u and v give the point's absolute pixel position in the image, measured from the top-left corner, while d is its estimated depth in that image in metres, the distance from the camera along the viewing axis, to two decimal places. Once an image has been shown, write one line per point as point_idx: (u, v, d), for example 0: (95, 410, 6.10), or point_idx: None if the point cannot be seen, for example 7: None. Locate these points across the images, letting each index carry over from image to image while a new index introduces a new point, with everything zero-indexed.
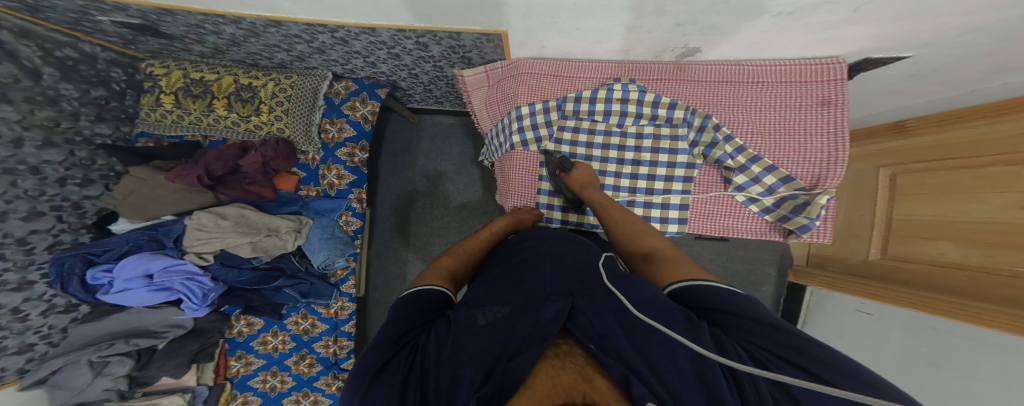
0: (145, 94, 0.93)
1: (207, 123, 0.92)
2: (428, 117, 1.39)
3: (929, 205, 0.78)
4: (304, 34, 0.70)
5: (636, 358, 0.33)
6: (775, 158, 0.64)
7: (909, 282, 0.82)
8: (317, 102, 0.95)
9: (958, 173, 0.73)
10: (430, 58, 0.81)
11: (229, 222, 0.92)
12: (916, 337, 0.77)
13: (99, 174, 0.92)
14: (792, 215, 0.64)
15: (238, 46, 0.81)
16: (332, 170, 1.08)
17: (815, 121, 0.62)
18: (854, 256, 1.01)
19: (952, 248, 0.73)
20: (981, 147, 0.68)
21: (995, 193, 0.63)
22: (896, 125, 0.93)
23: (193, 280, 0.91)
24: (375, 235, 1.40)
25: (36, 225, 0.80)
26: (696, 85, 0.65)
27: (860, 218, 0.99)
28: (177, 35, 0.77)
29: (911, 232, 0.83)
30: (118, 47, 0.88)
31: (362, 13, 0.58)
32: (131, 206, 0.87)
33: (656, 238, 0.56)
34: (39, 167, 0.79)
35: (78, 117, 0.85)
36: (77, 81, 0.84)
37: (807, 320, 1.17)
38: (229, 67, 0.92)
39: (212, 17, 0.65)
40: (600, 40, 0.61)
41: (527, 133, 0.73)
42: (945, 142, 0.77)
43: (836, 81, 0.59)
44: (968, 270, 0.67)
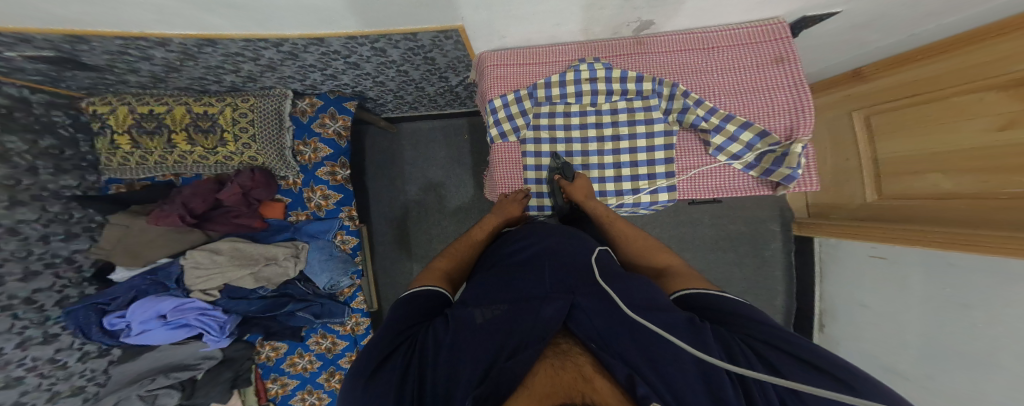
0: (98, 137, 0.86)
1: (173, 160, 0.89)
2: (404, 125, 1.37)
3: (912, 142, 0.79)
4: (246, 51, 0.67)
5: (637, 357, 0.34)
6: (747, 115, 0.63)
7: (912, 219, 0.83)
8: (284, 124, 0.93)
9: (931, 106, 0.74)
10: (391, 63, 0.79)
11: (224, 256, 0.91)
12: (934, 274, 0.77)
13: (82, 227, 0.89)
14: (775, 168, 0.63)
15: (177, 71, 0.76)
16: (317, 191, 1.06)
17: (775, 77, 0.62)
18: (853, 200, 1.01)
19: (944, 179, 0.73)
20: (939, 83, 0.70)
21: (976, 120, 0.64)
22: (855, 72, 0.94)
23: (206, 314, 0.89)
24: (376, 249, 1.39)
25: (36, 284, 0.79)
26: (658, 57, 0.65)
27: (846, 163, 1.01)
28: (102, 65, 0.70)
29: (901, 168, 0.84)
30: (48, 87, 0.79)
31: (309, 23, 0.55)
32: (123, 255, 0.86)
33: (669, 255, 0.58)
34: (16, 227, 0.75)
35: (36, 171, 0.80)
36: (19, 130, 0.76)
37: (823, 272, 1.17)
38: (177, 96, 0.87)
39: (133, 41, 0.59)
40: (559, 22, 0.60)
41: (504, 124, 0.71)
42: (905, 83, 0.79)
43: (782, 38, 0.61)
44: (973, 198, 0.67)
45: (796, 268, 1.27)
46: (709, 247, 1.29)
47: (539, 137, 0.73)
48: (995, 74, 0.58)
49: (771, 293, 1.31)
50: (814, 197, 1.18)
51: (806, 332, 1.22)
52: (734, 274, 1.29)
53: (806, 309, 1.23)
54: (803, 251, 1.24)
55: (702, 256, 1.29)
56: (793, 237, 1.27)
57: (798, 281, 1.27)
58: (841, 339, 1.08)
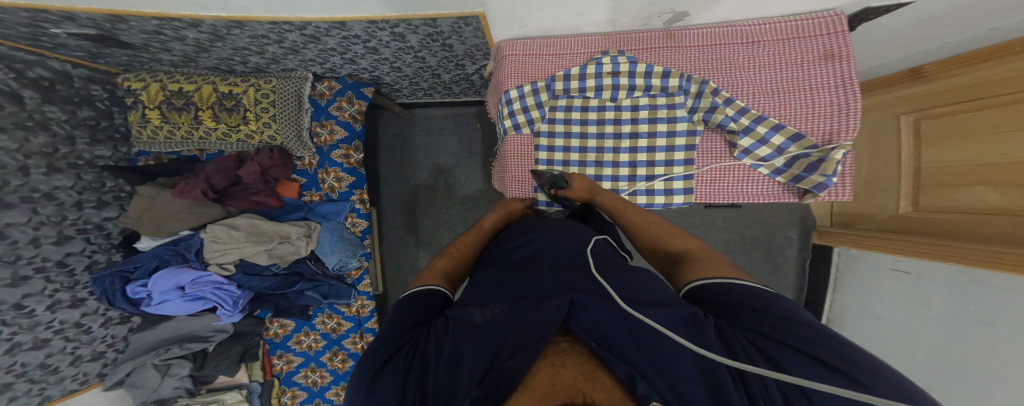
0: (132, 111, 0.90)
1: (199, 136, 0.91)
2: (418, 111, 1.37)
3: (959, 150, 0.75)
4: (271, 34, 0.68)
5: (640, 359, 0.33)
6: (782, 116, 0.60)
7: (949, 234, 0.78)
8: (303, 104, 0.94)
9: (994, 111, 0.66)
10: (409, 48, 0.79)
11: (242, 231, 0.94)
12: (954, 293, 0.74)
13: (112, 196, 0.93)
14: (806, 174, 0.60)
15: (207, 52, 0.79)
16: (330, 173, 1.08)
17: (820, 75, 0.58)
18: (882, 211, 0.97)
19: (993, 193, 0.68)
20: (992, 88, 0.66)
21: (1017, 133, 0.61)
22: (913, 71, 0.87)
23: (221, 289, 0.94)
24: (384, 233, 1.40)
25: (68, 248, 0.84)
26: (690, 51, 0.62)
27: (884, 171, 0.96)
28: (139, 44, 0.74)
29: (943, 179, 0.79)
30: (88, 63, 0.84)
31: (330, 7, 0.55)
32: (150, 224, 0.90)
33: (687, 239, 0.55)
34: (52, 193, 0.80)
35: (74, 140, 0.84)
36: (61, 101, 0.81)
37: (835, 283, 1.14)
38: (205, 75, 0.89)
39: (168, 21, 0.62)
40: (584, 12, 0.58)
41: (519, 116, 0.71)
42: (959, 86, 0.74)
43: (835, 33, 0.57)
44: (1015, 215, 0.63)
45: (807, 278, 1.24)
46: (721, 252, 1.26)
47: (554, 130, 0.71)
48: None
49: None
50: (841, 205, 1.13)
51: None
52: None
53: (813, 319, 1.20)
54: (822, 258, 1.19)
55: None
56: (811, 244, 1.23)
57: (810, 291, 1.23)
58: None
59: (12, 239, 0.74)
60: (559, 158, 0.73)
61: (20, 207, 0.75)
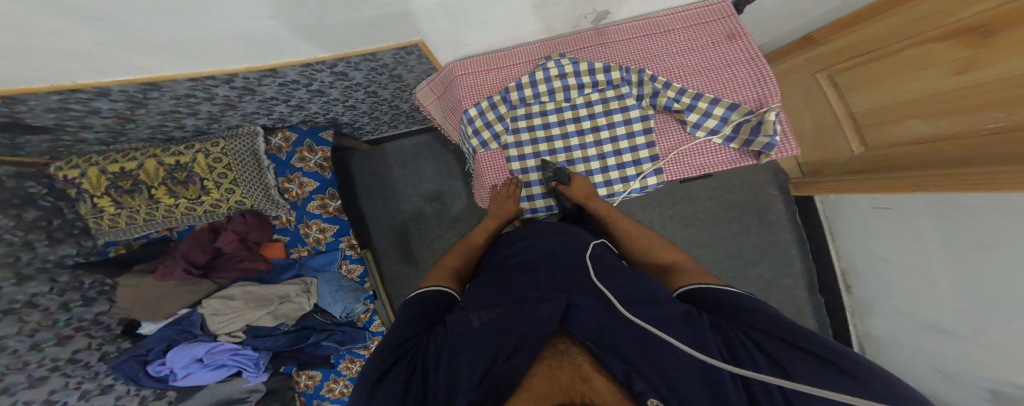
0: (79, 204, 0.85)
1: (161, 215, 0.88)
2: (387, 145, 1.37)
3: (874, 94, 0.81)
4: (196, 91, 0.66)
5: (638, 359, 0.34)
6: (715, 91, 0.64)
7: (921, 163, 0.78)
8: (263, 163, 0.93)
9: (892, 58, 0.75)
10: (357, 85, 0.80)
11: (239, 300, 0.92)
12: (941, 220, 0.76)
13: (96, 290, 0.90)
14: (753, 137, 0.61)
15: (132, 122, 0.76)
16: (312, 226, 1.05)
17: (732, 51, 0.64)
18: (840, 156, 0.99)
19: (924, 124, 0.73)
20: (885, 40, 0.75)
21: (930, 69, 0.67)
22: (806, 39, 0.96)
23: (239, 354, 0.89)
24: (383, 271, 1.36)
25: (74, 345, 0.84)
26: (618, 46, 0.66)
27: (826, 120, 0.97)
28: (49, 125, 0.68)
29: (879, 119, 0.83)
30: (9, 156, 0.72)
31: (250, 54, 0.54)
32: (143, 310, 0.87)
33: (674, 251, 0.56)
34: (33, 300, 0.77)
35: (31, 244, 0.78)
36: (0, 207, 0.72)
37: (833, 229, 1.11)
38: (142, 149, 0.86)
39: (70, 94, 0.57)
40: (518, 24, 0.61)
41: (484, 133, 0.70)
42: (852, 43, 0.82)
43: (729, 16, 0.65)
44: (953, 139, 0.68)
45: (806, 231, 1.21)
46: (714, 219, 1.26)
47: (520, 140, 0.71)
48: (943, 23, 0.63)
49: (787, 258, 1.23)
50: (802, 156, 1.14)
51: (834, 296, 1.15)
52: (744, 244, 1.24)
53: (825, 270, 1.17)
54: (808, 209, 1.19)
55: (706, 231, 1.26)
56: (795, 197, 1.22)
57: (811, 241, 1.20)
58: (875, 299, 1.01)
59: (12, 349, 0.73)
60: (533, 165, 0.72)
61: (7, 318, 0.72)
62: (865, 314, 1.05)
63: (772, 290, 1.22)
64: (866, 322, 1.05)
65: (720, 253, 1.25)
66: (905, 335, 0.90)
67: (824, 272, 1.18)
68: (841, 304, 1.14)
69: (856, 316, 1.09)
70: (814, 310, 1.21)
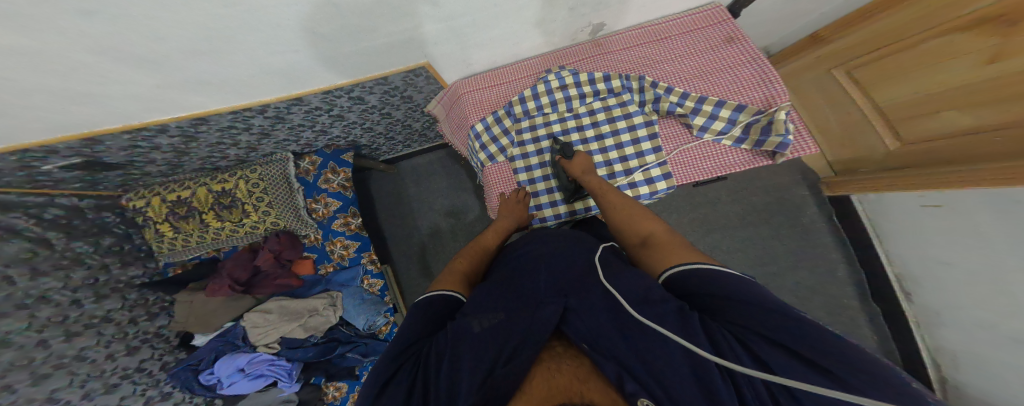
0: (145, 229, 0.95)
1: (210, 237, 0.97)
2: (403, 163, 1.43)
3: (902, 87, 0.78)
4: (235, 122, 0.72)
5: (628, 356, 0.32)
6: (720, 94, 0.62)
7: (971, 158, 0.72)
8: (293, 186, 0.99)
9: (909, 52, 0.74)
10: (372, 108, 0.84)
11: (275, 314, 0.98)
12: (1005, 218, 0.68)
13: (158, 306, 0.99)
14: (764, 137, 0.59)
15: (185, 155, 0.84)
16: (336, 243, 1.09)
17: (733, 54, 0.63)
18: (874, 152, 0.92)
19: (960, 116, 0.70)
20: (900, 33, 0.74)
21: (962, 58, 0.65)
22: (814, 37, 0.94)
23: (275, 364, 0.94)
24: (404, 286, 1.38)
25: (140, 356, 0.91)
26: (617, 54, 0.67)
27: (851, 116, 0.93)
28: (122, 162, 0.79)
29: (911, 112, 0.79)
30: (91, 191, 0.86)
31: (277, 86, 0.58)
32: (198, 324, 0.96)
33: (654, 221, 0.53)
34: (108, 315, 0.87)
35: (108, 267, 0.89)
36: (83, 235, 0.85)
37: (877, 233, 1.02)
38: (195, 178, 0.96)
39: (137, 132, 0.65)
40: (519, 41, 0.62)
41: (490, 147, 0.71)
42: (864, 38, 0.81)
43: (725, 20, 0.65)
44: (998, 130, 0.64)
45: (846, 232, 1.12)
46: (740, 224, 1.19)
47: (526, 151, 0.72)
48: (961, 14, 0.62)
49: (831, 264, 1.13)
50: (830, 153, 1.07)
51: (890, 304, 1.04)
52: (777, 249, 1.16)
53: (876, 276, 1.06)
54: (846, 211, 1.10)
55: (734, 236, 1.18)
56: (829, 199, 1.14)
57: (856, 249, 1.10)
58: (941, 309, 0.90)
59: (91, 358, 0.81)
60: (540, 175, 0.72)
61: (87, 332, 0.82)
62: (932, 325, 0.94)
63: (816, 299, 1.12)
64: (933, 333, 0.94)
65: (750, 260, 1.16)
66: (987, 349, 0.79)
67: (875, 279, 1.06)
68: (901, 314, 1.02)
69: (921, 326, 0.97)
70: (867, 319, 1.09)
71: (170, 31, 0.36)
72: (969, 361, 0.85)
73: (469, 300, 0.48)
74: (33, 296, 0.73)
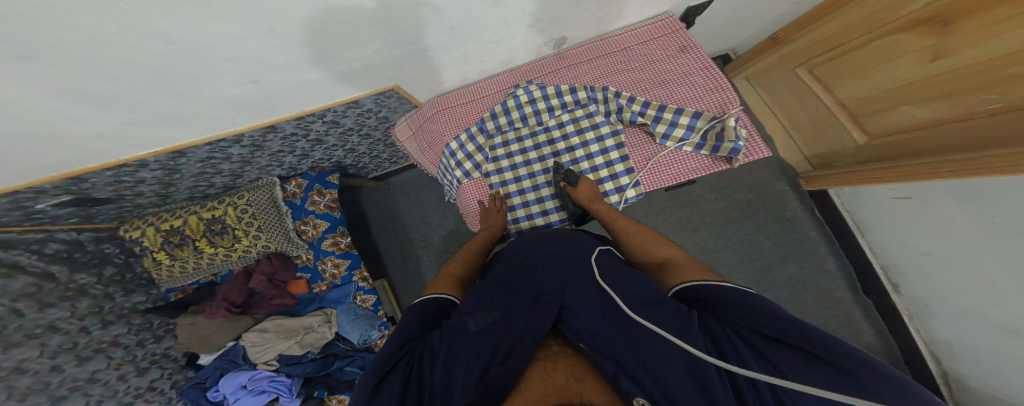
0: (143, 258, 0.95)
1: (205, 263, 0.96)
2: (393, 179, 1.43)
3: (859, 84, 0.80)
4: (214, 153, 0.74)
5: (624, 355, 0.32)
6: (678, 102, 0.63)
7: (936, 149, 0.72)
8: (281, 208, 0.98)
9: (858, 52, 0.76)
10: (349, 130, 0.85)
11: (272, 332, 0.97)
12: (970, 205, 0.69)
13: (163, 329, 0.99)
14: (719, 143, 0.59)
15: (172, 185, 0.84)
16: (327, 262, 1.07)
17: (687, 62, 0.64)
18: (845, 146, 0.92)
19: (917, 109, 0.71)
20: (846, 36, 0.77)
21: (907, 56, 0.67)
22: (774, 39, 0.96)
23: (276, 380, 0.94)
24: (400, 300, 1.37)
25: (150, 376, 0.92)
26: (578, 68, 0.67)
27: (818, 112, 0.94)
28: (112, 195, 0.78)
29: (872, 107, 0.80)
30: (89, 224, 0.85)
31: (248, 117, 0.60)
32: (199, 345, 0.95)
33: (671, 246, 0.53)
34: (115, 340, 0.86)
35: (111, 295, 0.88)
36: (85, 266, 0.84)
37: (859, 224, 1.02)
38: (186, 207, 0.95)
39: (121, 168, 0.66)
40: (483, 59, 0.63)
41: (464, 164, 0.70)
42: (813, 41, 0.84)
43: (677, 30, 0.65)
44: (957, 120, 0.65)
45: (829, 226, 1.11)
46: (727, 222, 1.18)
47: (500, 167, 0.71)
48: (901, 14, 0.64)
49: (819, 257, 1.12)
50: (808, 146, 1.06)
51: (881, 296, 1.03)
52: (766, 244, 1.15)
53: (864, 267, 1.05)
54: (824, 203, 1.10)
55: (724, 231, 1.18)
56: (808, 192, 1.13)
57: (839, 238, 1.09)
58: (930, 298, 0.89)
59: (103, 380, 0.82)
60: (515, 189, 0.72)
61: (97, 356, 0.82)
62: (924, 315, 0.92)
63: (808, 292, 1.11)
64: (928, 325, 0.92)
65: (739, 256, 1.16)
66: (976, 334, 0.78)
67: (863, 269, 1.06)
68: (892, 306, 1.01)
69: (914, 317, 0.96)
70: (863, 312, 1.07)
71: (121, 70, 0.36)
72: (965, 348, 0.84)
73: (466, 297, 0.47)
74: (43, 326, 0.74)
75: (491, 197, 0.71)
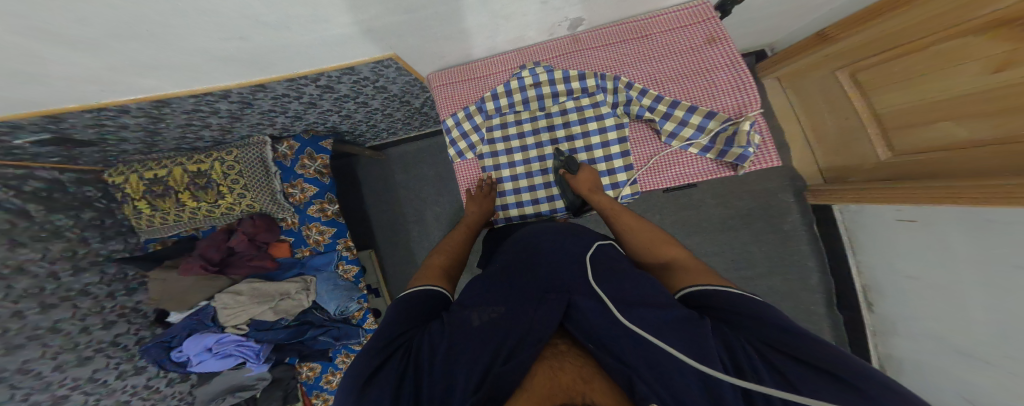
0: (125, 205, 0.92)
1: (187, 217, 0.93)
2: (392, 150, 1.39)
3: (904, 93, 0.74)
4: (201, 106, 0.69)
5: (636, 361, 0.31)
6: (694, 99, 0.60)
7: (961, 175, 0.69)
8: (270, 169, 0.95)
9: (914, 56, 0.70)
10: (346, 96, 0.81)
11: (246, 295, 0.96)
12: (974, 238, 0.68)
13: (138, 281, 0.97)
14: (728, 148, 0.59)
15: (158, 134, 0.80)
16: (313, 228, 1.06)
17: (711, 57, 0.60)
18: (865, 161, 0.90)
19: (956, 127, 0.66)
20: (906, 37, 0.70)
21: (964, 67, 0.61)
22: (820, 36, 0.87)
23: (243, 345, 0.95)
24: (388, 271, 1.38)
25: (117, 330, 0.90)
26: (594, 52, 0.63)
27: (848, 121, 0.91)
28: (94, 139, 0.74)
29: (906, 122, 0.76)
30: (71, 165, 0.82)
31: (235, 73, 0.56)
32: (170, 302, 0.93)
33: (674, 246, 0.51)
34: (86, 289, 0.85)
35: (87, 241, 0.86)
36: (63, 209, 0.81)
37: (853, 244, 1.04)
38: (173, 157, 0.91)
39: (100, 112, 0.62)
40: (490, 35, 0.59)
41: (460, 143, 0.68)
42: (869, 40, 0.77)
43: (709, 19, 0.61)
44: (990, 145, 0.61)
45: (823, 242, 1.13)
46: (721, 229, 1.19)
47: (495, 150, 0.69)
48: (980, 14, 0.55)
49: (802, 272, 1.15)
50: (824, 159, 1.06)
51: (853, 312, 1.07)
52: (754, 254, 1.17)
53: (846, 286, 1.08)
54: (827, 221, 1.10)
55: (714, 238, 1.19)
56: (811, 206, 1.14)
57: (830, 256, 1.12)
58: (899, 319, 0.92)
59: (65, 331, 0.80)
60: (508, 174, 0.70)
61: (63, 305, 0.80)
62: (887, 333, 0.97)
63: (786, 305, 1.15)
64: (888, 343, 0.97)
65: (726, 263, 1.18)
66: (928, 356, 0.83)
67: (845, 287, 1.09)
68: (860, 322, 1.05)
69: (877, 335, 1.01)
70: (830, 326, 1.12)
71: (94, 16, 0.32)
72: (913, 367, 0.88)
73: (466, 293, 0.47)
74: (10, 266, 0.72)
75: (479, 183, 0.70)
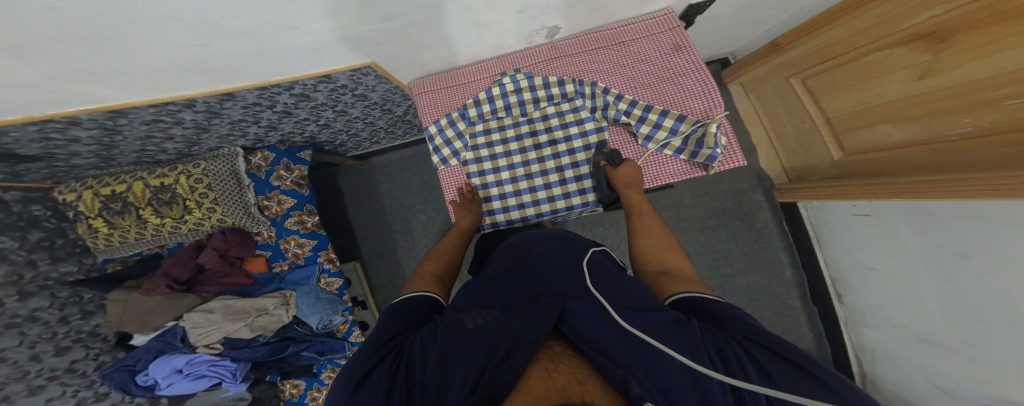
0: (77, 224, 0.84)
1: (150, 234, 0.87)
2: (374, 159, 1.36)
3: (846, 100, 0.81)
4: (162, 116, 0.66)
5: (631, 364, 0.31)
6: (666, 103, 0.63)
7: (901, 170, 0.75)
8: (243, 181, 0.90)
9: (851, 66, 0.76)
10: (322, 105, 0.79)
11: (218, 313, 0.91)
12: (919, 226, 0.75)
13: (94, 304, 0.90)
14: (698, 149, 0.61)
15: (115, 147, 0.75)
16: (290, 241, 1.01)
17: (679, 64, 0.63)
18: (822, 161, 0.97)
19: (893, 129, 0.72)
20: (842, 47, 0.76)
21: (895, 75, 0.66)
22: (773, 45, 0.94)
23: (217, 365, 0.89)
24: (373, 282, 1.34)
25: (71, 356, 0.83)
26: (571, 59, 0.65)
27: (804, 124, 0.97)
28: (41, 154, 0.68)
29: (852, 124, 0.82)
30: (16, 183, 0.74)
31: (198, 81, 0.53)
32: (133, 323, 0.87)
33: (682, 259, 0.53)
34: (33, 315, 0.77)
35: (35, 263, 0.79)
36: (7, 230, 0.74)
37: (819, 238, 1.10)
38: (133, 171, 0.86)
39: (45, 124, 0.57)
40: (469, 43, 0.60)
41: (443, 150, 0.67)
42: (810, 51, 0.84)
43: (674, 28, 0.64)
44: (925, 144, 0.66)
45: (792, 237, 1.19)
46: (700, 228, 1.24)
47: (479, 157, 0.70)
48: (901, 27, 0.62)
49: (775, 265, 1.22)
50: (787, 159, 1.12)
51: None
52: (731, 251, 1.23)
53: (815, 277, 1.15)
54: (793, 217, 1.17)
55: (694, 237, 1.24)
56: (780, 203, 1.21)
57: (799, 248, 1.18)
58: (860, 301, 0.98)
59: (12, 360, 0.73)
60: (493, 180, 0.70)
61: (9, 332, 0.72)
62: (859, 324, 1.03)
63: (763, 298, 1.21)
64: (859, 332, 1.03)
65: (707, 261, 1.23)
66: (898, 347, 0.89)
67: (816, 279, 1.15)
68: (833, 313, 1.11)
69: (849, 325, 1.07)
70: (805, 316, 1.19)
71: (35, 21, 0.30)
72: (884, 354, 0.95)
73: (456, 296, 0.46)
74: None
75: (465, 188, 0.70)
